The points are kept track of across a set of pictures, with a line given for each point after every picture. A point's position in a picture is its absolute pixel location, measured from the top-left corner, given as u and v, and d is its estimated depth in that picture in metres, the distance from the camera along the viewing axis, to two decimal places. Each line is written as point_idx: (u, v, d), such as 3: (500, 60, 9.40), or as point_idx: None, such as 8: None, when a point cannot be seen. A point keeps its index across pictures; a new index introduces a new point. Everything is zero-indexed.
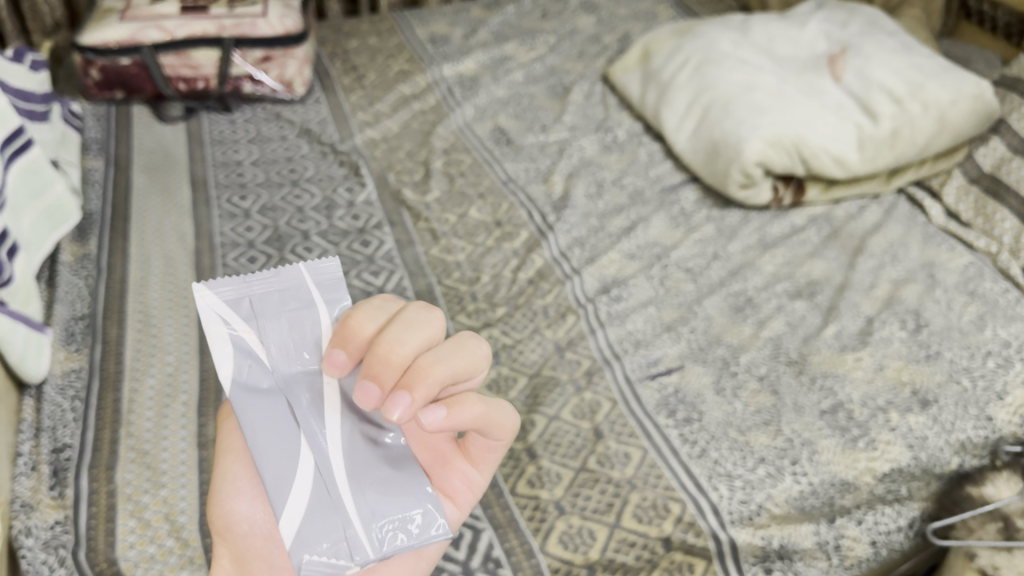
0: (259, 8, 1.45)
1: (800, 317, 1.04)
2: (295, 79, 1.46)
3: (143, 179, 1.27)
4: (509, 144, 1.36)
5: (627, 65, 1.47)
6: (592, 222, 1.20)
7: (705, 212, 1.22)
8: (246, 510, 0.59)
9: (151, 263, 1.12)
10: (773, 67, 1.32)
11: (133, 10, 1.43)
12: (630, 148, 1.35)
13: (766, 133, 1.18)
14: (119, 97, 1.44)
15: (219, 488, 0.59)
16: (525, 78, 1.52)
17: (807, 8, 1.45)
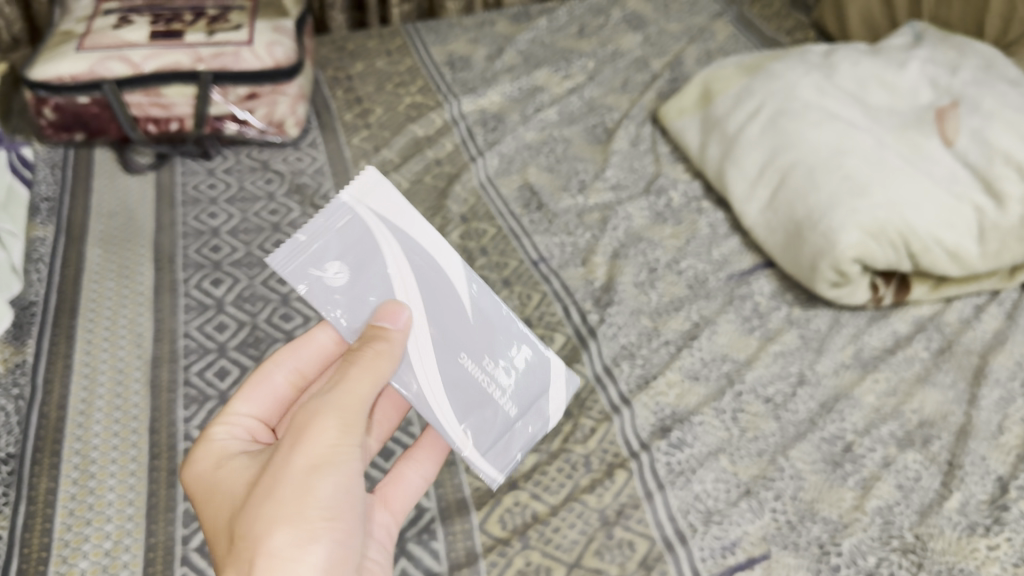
0: (243, 34, 1.21)
1: (914, 478, 0.81)
2: (287, 119, 1.22)
3: (99, 256, 1.05)
4: (541, 210, 1.13)
5: (683, 106, 1.22)
6: (644, 323, 0.97)
7: (785, 311, 0.98)
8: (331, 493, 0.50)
9: (98, 378, 0.91)
10: (866, 123, 1.07)
11: (93, 36, 1.20)
12: (687, 216, 1.11)
13: (866, 220, 0.94)
14: (78, 139, 1.22)
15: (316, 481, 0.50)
16: (560, 116, 1.29)
17: (904, 42, 1.20)
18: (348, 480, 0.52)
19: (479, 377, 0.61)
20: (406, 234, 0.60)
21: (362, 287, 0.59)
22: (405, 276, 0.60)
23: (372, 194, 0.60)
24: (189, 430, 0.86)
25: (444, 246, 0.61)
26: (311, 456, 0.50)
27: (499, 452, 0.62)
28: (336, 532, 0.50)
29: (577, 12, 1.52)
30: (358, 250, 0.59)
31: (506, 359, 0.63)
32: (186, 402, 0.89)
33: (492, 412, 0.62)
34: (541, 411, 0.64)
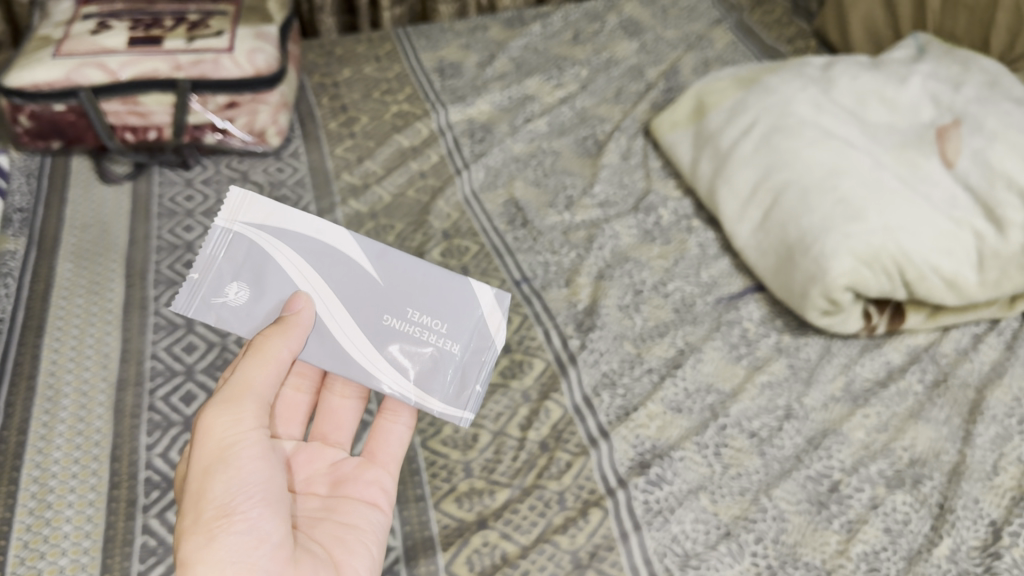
0: (224, 41, 1.18)
1: (902, 522, 0.78)
2: (268, 129, 1.20)
3: (69, 271, 1.02)
4: (525, 226, 1.09)
5: (675, 119, 1.19)
6: (627, 349, 0.93)
7: (774, 338, 0.94)
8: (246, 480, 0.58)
9: (61, 400, 0.88)
10: (863, 142, 1.03)
11: (70, 42, 1.17)
12: (677, 234, 1.07)
13: (859, 246, 0.90)
14: (55, 147, 1.19)
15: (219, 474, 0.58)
16: (550, 128, 1.25)
17: (905, 56, 1.16)
18: (247, 472, 0.58)
19: (410, 331, 0.66)
20: (286, 231, 0.66)
21: (265, 293, 0.66)
22: (302, 269, 0.66)
23: (242, 210, 0.66)
24: (151, 458, 0.84)
25: (327, 226, 0.66)
26: (208, 459, 0.59)
27: (458, 391, 0.67)
28: (240, 524, 0.56)
29: (572, 18, 1.48)
30: (248, 267, 0.66)
31: (428, 304, 0.66)
32: (150, 428, 0.86)
33: (432, 357, 0.67)
34: (484, 340, 0.67)
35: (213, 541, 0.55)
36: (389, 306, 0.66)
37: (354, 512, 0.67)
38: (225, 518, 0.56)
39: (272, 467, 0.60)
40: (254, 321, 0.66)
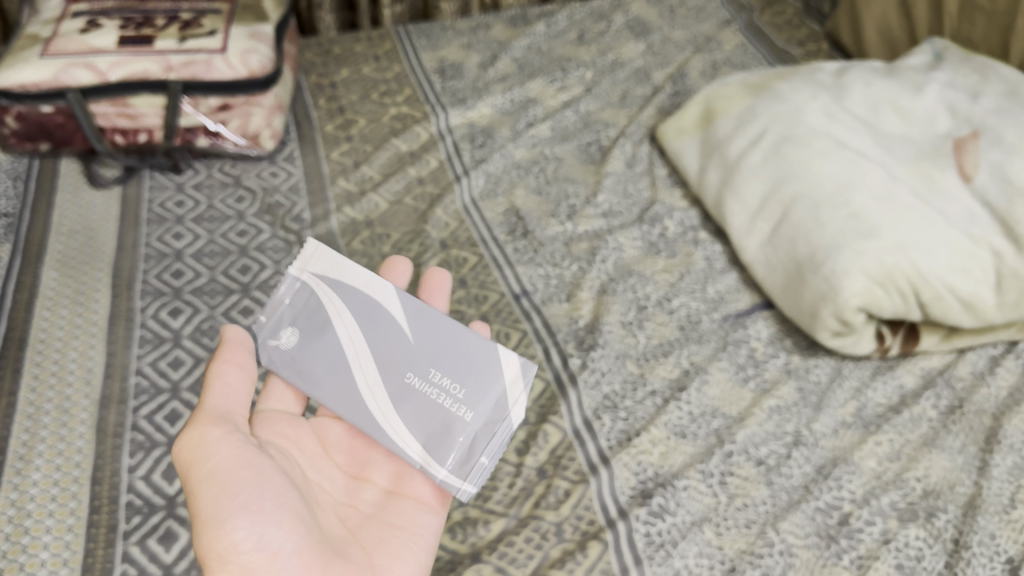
0: (217, 41, 1.14)
1: (915, 558, 0.74)
2: (262, 132, 1.16)
3: (53, 280, 0.99)
4: (526, 237, 1.06)
5: (683, 125, 1.15)
6: (630, 369, 0.89)
7: (783, 359, 0.90)
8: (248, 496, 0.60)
9: (42, 418, 0.85)
10: (877, 153, 0.99)
11: (59, 41, 1.13)
12: (683, 247, 1.04)
13: (872, 265, 0.87)
14: (43, 149, 1.15)
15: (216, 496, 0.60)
16: (553, 133, 1.22)
17: (921, 63, 1.12)
18: (238, 488, 0.60)
19: (429, 392, 0.71)
20: (340, 285, 0.74)
21: (312, 338, 0.73)
22: (345, 320, 0.73)
23: (313, 261, 0.75)
24: (133, 481, 0.80)
25: (376, 283, 0.73)
26: (200, 485, 0.61)
27: (462, 460, 0.70)
28: (247, 543, 0.59)
29: (577, 17, 1.44)
30: (303, 313, 0.74)
31: (452, 370, 0.71)
32: (132, 449, 0.83)
33: (446, 420, 0.70)
34: (502, 411, 0.70)
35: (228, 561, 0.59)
36: (413, 365, 0.71)
37: (404, 514, 0.69)
38: (230, 538, 0.59)
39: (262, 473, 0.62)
40: (298, 365, 0.73)
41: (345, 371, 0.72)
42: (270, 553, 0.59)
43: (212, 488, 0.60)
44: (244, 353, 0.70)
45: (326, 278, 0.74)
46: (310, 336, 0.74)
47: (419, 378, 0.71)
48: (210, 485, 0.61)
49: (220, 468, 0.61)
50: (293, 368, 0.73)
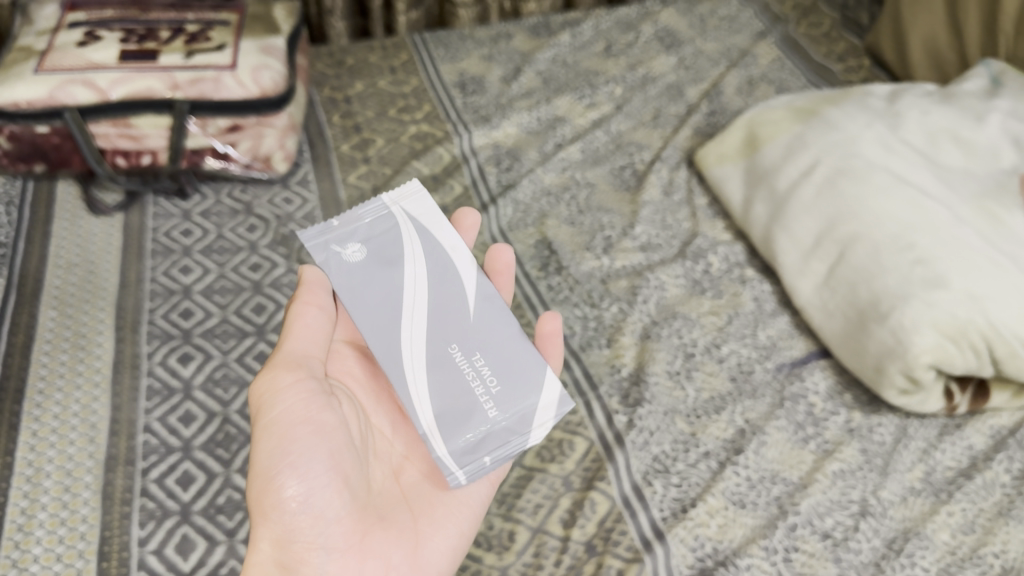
0: (226, 56, 1.07)
1: None
2: (274, 154, 1.08)
3: (53, 321, 0.91)
4: (560, 273, 0.99)
5: (725, 150, 1.08)
6: (680, 427, 0.83)
7: (844, 416, 0.84)
8: (300, 457, 0.62)
9: (42, 482, 0.78)
10: (940, 189, 0.92)
11: (54, 55, 1.05)
12: (729, 286, 0.97)
13: (943, 318, 0.80)
14: (38, 171, 1.07)
15: (269, 450, 0.62)
16: (583, 155, 1.15)
17: (979, 87, 1.04)
18: (293, 445, 0.62)
19: (464, 370, 0.65)
20: (427, 232, 0.72)
21: (375, 263, 0.70)
22: (416, 267, 0.70)
23: (410, 200, 0.74)
24: (143, 556, 0.73)
25: (462, 250, 0.71)
26: (261, 433, 0.63)
27: (467, 449, 0.62)
28: (292, 503, 0.61)
29: (603, 27, 1.37)
30: (378, 241, 0.71)
31: (496, 361, 0.66)
32: (142, 518, 0.76)
33: (469, 406, 0.64)
34: (528, 420, 0.64)
35: (268, 519, 0.62)
36: (460, 337, 0.67)
37: None
38: (275, 499, 0.61)
39: (320, 432, 0.63)
40: (349, 280, 0.69)
41: (392, 308, 0.68)
42: (308, 521, 0.62)
43: (270, 439, 0.63)
44: (321, 292, 0.68)
45: (418, 221, 0.72)
46: (373, 265, 0.70)
47: (463, 356, 0.66)
48: (266, 435, 0.63)
49: (277, 422, 0.63)
50: (343, 282, 0.69)
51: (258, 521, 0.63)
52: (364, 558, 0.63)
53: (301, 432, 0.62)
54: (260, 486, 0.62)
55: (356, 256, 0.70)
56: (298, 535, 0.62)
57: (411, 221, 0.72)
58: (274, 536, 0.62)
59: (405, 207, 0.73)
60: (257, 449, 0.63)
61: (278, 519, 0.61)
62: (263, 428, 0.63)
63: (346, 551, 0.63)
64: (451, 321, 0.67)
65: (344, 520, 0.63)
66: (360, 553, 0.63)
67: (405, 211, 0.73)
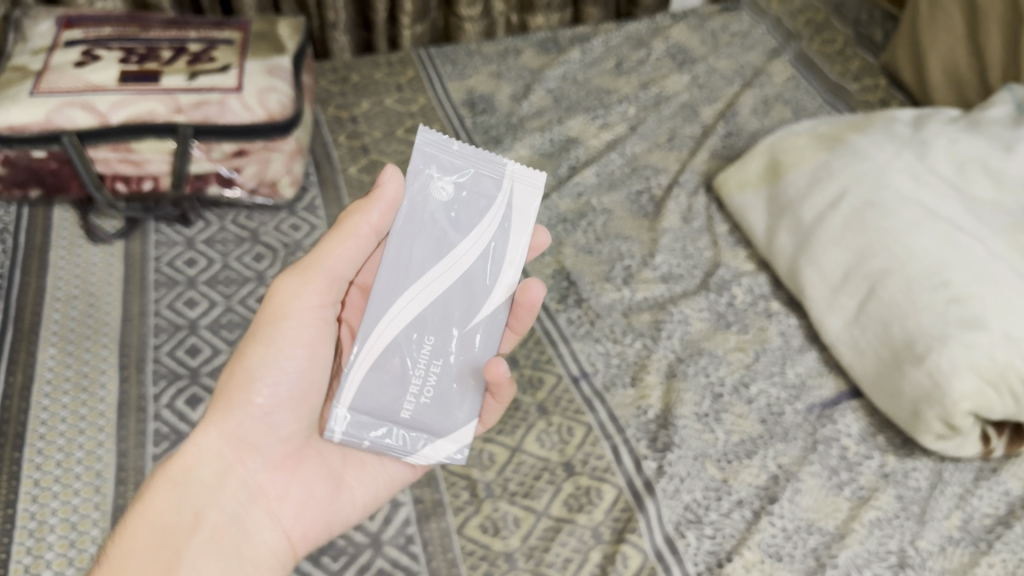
0: (231, 79, 1.03)
1: None
2: (280, 179, 1.05)
3: (53, 359, 0.87)
4: (580, 306, 0.95)
5: (745, 177, 1.05)
6: (711, 473, 0.80)
7: (878, 461, 0.81)
8: (282, 369, 0.61)
9: (45, 536, 0.74)
10: (970, 225, 0.90)
11: (51, 75, 1.01)
12: (754, 320, 0.94)
13: (982, 362, 0.78)
14: (34, 196, 1.03)
15: (261, 353, 0.61)
16: (599, 179, 1.11)
17: (1005, 112, 1.01)
18: (286, 356, 0.61)
19: (417, 363, 0.60)
20: (507, 232, 0.60)
21: (443, 218, 0.59)
22: (464, 253, 0.60)
23: (526, 186, 0.60)
24: None
25: (515, 272, 0.61)
26: (264, 330, 0.61)
27: (363, 427, 0.60)
28: (257, 408, 0.62)
29: (613, 43, 1.34)
30: (469, 196, 0.59)
31: (445, 378, 0.61)
32: None
33: (391, 400, 0.60)
34: (423, 446, 0.61)
35: (229, 411, 0.61)
36: (435, 335, 0.60)
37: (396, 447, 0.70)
38: (244, 398, 0.61)
39: (310, 357, 0.62)
40: (416, 215, 0.59)
41: (412, 272, 0.59)
42: (262, 431, 0.62)
43: (266, 341, 0.61)
44: (388, 215, 0.59)
45: (513, 210, 0.60)
46: (438, 212, 0.59)
47: (426, 355, 0.60)
48: (265, 335, 0.61)
49: (285, 330, 0.61)
50: (408, 214, 0.59)
51: (215, 411, 0.62)
52: (292, 481, 0.63)
53: (298, 349, 0.62)
54: (237, 378, 0.61)
55: (435, 197, 0.59)
56: (247, 438, 0.62)
57: (504, 202, 0.60)
58: (223, 425, 0.61)
59: (515, 188, 0.60)
60: (251, 344, 0.62)
61: (236, 414, 0.61)
62: (267, 327, 0.61)
63: (280, 473, 0.63)
64: (441, 315, 0.60)
65: (288, 445, 0.64)
66: (287, 483, 0.63)
67: (513, 191, 0.60)
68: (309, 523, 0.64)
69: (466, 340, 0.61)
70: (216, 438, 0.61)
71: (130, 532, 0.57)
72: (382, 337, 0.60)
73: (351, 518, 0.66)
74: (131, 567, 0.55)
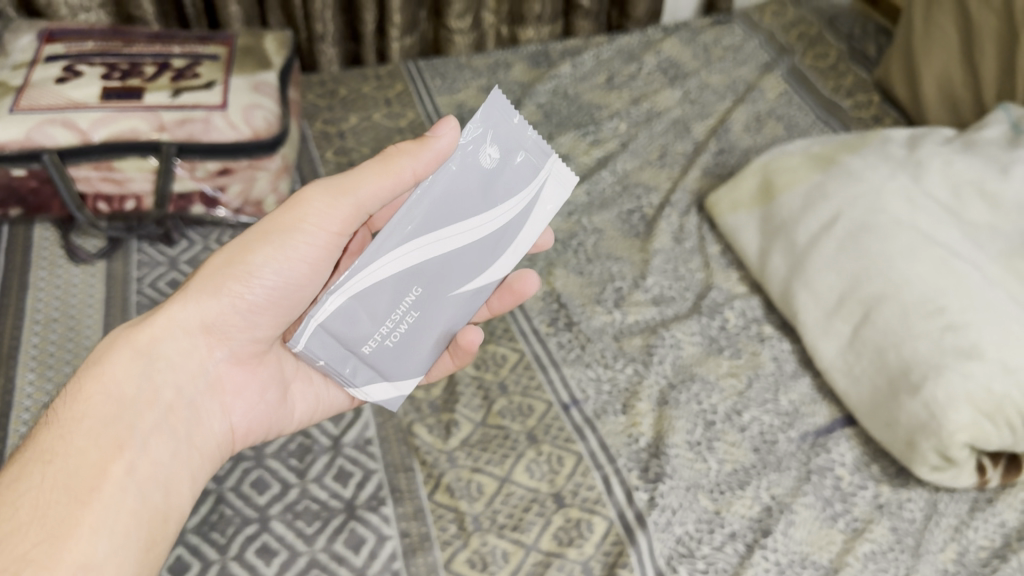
0: (216, 95, 1.01)
1: None
2: (266, 198, 1.04)
3: (31, 384, 0.85)
4: (571, 329, 0.94)
5: (738, 198, 1.04)
6: (703, 504, 0.79)
7: (872, 491, 0.80)
8: (276, 276, 0.63)
9: None
10: (965, 250, 0.89)
11: (31, 92, 0.99)
12: (747, 345, 0.93)
13: (979, 393, 0.76)
14: (14, 214, 1.01)
15: (269, 254, 0.62)
16: (590, 197, 1.10)
17: (1000, 133, 1.00)
18: (287, 266, 0.63)
19: (397, 305, 0.60)
20: (522, 225, 0.62)
21: (479, 185, 0.59)
22: (481, 228, 0.60)
23: (553, 194, 0.62)
24: None
25: (510, 263, 0.63)
26: (277, 233, 0.62)
27: (329, 348, 0.59)
28: (243, 304, 0.63)
29: (605, 57, 1.33)
30: (507, 176, 0.60)
31: (413, 329, 0.61)
32: None
33: (362, 334, 0.60)
34: (369, 384, 0.62)
35: (216, 294, 0.63)
36: (421, 286, 0.60)
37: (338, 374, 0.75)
38: (236, 292, 0.63)
39: (306, 272, 0.64)
40: (459, 171, 0.59)
41: (439, 221, 0.59)
42: (239, 328, 0.65)
43: (278, 246, 0.62)
44: (432, 165, 0.59)
45: (534, 208, 0.62)
46: (474, 176, 0.59)
47: (407, 300, 0.60)
48: (278, 240, 0.62)
49: (295, 241, 0.62)
50: (451, 167, 0.59)
51: (200, 289, 0.63)
52: (246, 379, 0.67)
53: (298, 263, 0.63)
54: (232, 271, 0.62)
55: (480, 162, 0.59)
56: (222, 330, 0.64)
57: (531, 198, 0.62)
58: (206, 306, 0.63)
59: (546, 191, 0.62)
60: (261, 241, 0.63)
61: (220, 304, 0.63)
62: (280, 232, 0.62)
63: (234, 366, 0.66)
64: (434, 269, 0.60)
65: (252, 346, 0.67)
66: (239, 378, 0.67)
67: (544, 195, 0.62)
68: (254, 422, 0.68)
69: (442, 299, 0.62)
70: (194, 321, 0.63)
71: (91, 400, 0.57)
72: (380, 271, 0.58)
73: (288, 427, 0.72)
74: (80, 427, 0.56)
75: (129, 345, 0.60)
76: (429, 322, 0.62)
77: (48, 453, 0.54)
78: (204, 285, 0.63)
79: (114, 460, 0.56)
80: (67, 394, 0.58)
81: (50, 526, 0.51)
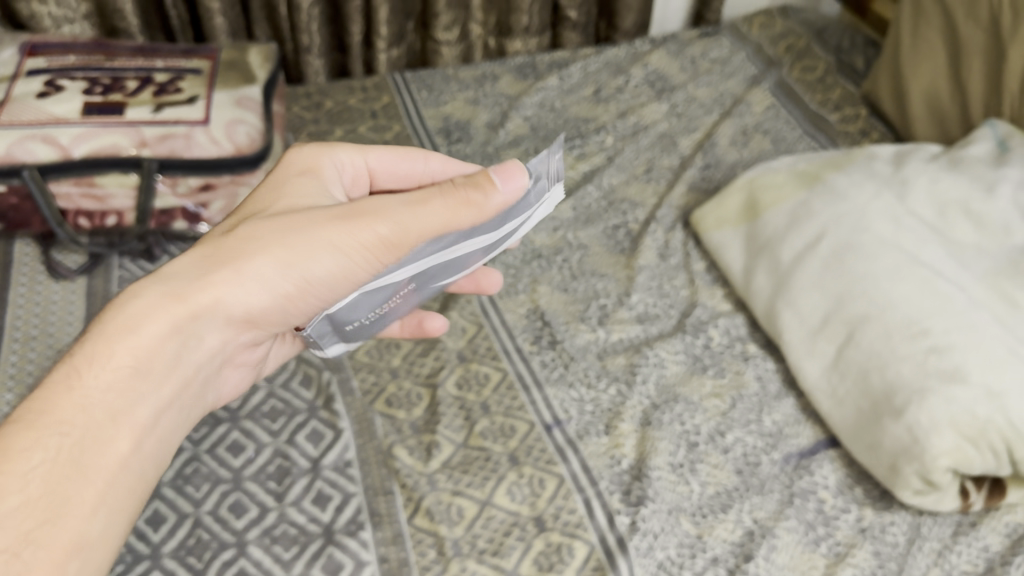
0: (198, 110, 1.01)
1: None
2: None
3: (9, 404, 0.84)
4: (554, 347, 0.93)
5: (723, 215, 1.04)
6: (685, 528, 0.78)
7: (855, 514, 0.80)
8: (327, 289, 0.58)
9: None
10: (949, 271, 0.88)
11: (11, 107, 0.98)
12: (731, 364, 0.92)
13: (962, 418, 0.76)
14: None
15: (330, 269, 0.56)
16: (575, 213, 1.09)
17: (986, 150, 0.99)
18: (341, 285, 0.58)
19: (388, 296, 0.60)
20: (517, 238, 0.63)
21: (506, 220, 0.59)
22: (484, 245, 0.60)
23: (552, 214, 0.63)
24: None
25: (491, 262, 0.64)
26: (346, 249, 0.56)
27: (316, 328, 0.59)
28: (287, 305, 0.58)
29: (592, 69, 1.32)
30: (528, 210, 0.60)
31: (389, 311, 0.62)
32: None
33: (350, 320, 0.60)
34: (335, 350, 0.63)
35: (264, 292, 0.56)
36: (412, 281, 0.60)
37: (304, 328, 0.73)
38: (288, 298, 0.57)
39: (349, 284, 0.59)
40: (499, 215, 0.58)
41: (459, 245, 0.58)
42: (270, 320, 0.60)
43: (342, 264, 0.56)
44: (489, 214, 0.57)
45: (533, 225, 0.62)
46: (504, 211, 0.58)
47: (397, 293, 0.60)
48: (343, 257, 0.56)
49: (356, 262, 0.57)
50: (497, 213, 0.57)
51: (247, 275, 0.55)
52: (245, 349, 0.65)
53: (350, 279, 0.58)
54: (291, 274, 0.56)
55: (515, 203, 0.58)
56: (253, 320, 0.58)
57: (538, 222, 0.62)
58: (252, 302, 0.56)
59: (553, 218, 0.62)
60: (327, 252, 0.56)
61: (269, 300, 0.56)
62: (347, 249, 0.56)
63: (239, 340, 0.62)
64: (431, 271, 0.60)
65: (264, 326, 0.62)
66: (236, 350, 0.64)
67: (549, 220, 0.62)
68: (234, 387, 0.68)
69: (423, 288, 0.62)
70: (242, 307, 0.56)
71: (120, 371, 0.52)
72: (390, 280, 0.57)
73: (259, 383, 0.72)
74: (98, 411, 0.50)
75: (172, 310, 0.53)
76: (402, 305, 0.63)
77: (64, 420, 0.50)
78: (254, 276, 0.55)
79: (119, 435, 0.51)
80: (89, 354, 0.52)
81: (55, 506, 0.48)
